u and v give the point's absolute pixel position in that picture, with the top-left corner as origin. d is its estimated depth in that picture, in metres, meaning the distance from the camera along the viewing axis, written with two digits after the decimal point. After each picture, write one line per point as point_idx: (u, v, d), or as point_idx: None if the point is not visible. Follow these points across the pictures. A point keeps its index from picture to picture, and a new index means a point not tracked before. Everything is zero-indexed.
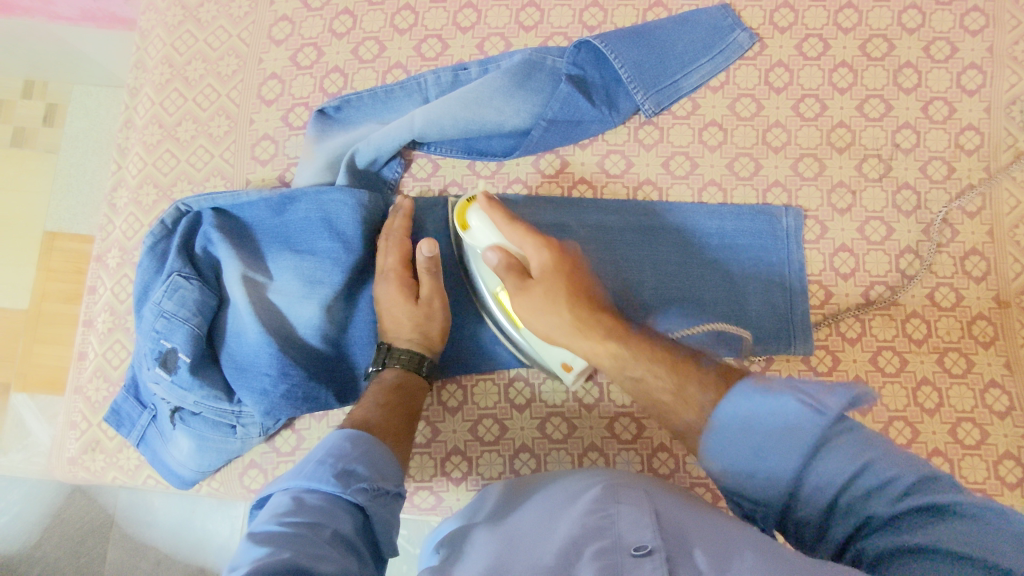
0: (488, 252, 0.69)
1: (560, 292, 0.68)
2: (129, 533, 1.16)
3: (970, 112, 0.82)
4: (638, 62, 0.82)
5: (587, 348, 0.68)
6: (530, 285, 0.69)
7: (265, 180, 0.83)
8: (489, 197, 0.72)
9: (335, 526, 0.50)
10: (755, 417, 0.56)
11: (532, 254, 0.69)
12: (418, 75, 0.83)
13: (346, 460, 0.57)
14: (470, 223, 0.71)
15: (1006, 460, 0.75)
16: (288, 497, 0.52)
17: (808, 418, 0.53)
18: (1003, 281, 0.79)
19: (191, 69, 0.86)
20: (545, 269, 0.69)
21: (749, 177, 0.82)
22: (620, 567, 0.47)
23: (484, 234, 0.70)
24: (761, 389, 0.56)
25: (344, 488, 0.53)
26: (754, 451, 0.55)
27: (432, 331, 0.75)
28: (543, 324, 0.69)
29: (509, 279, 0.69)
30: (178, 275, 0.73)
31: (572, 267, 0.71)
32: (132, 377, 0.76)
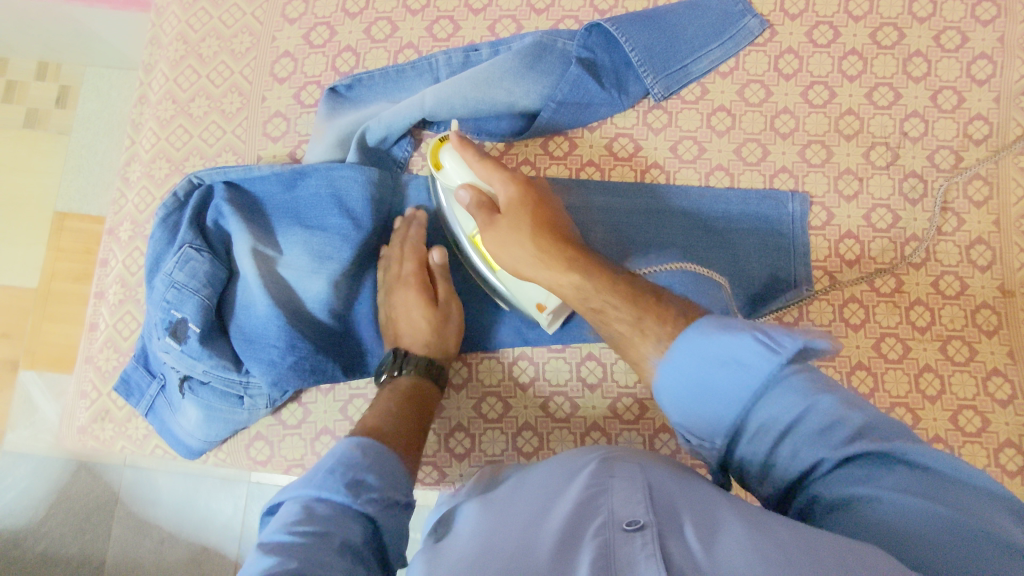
0: (460, 190, 0.71)
1: (524, 223, 0.67)
2: (133, 510, 1.18)
3: (979, 102, 0.83)
4: (649, 45, 0.82)
5: (553, 282, 0.67)
6: (496, 219, 0.69)
7: (276, 156, 0.84)
8: (461, 136, 0.73)
9: (344, 536, 0.49)
10: (705, 356, 0.53)
11: (500, 186, 0.70)
12: (430, 56, 0.84)
13: (356, 467, 0.54)
14: (444, 163, 0.73)
15: (1007, 448, 0.75)
16: (298, 507, 0.50)
17: (760, 353, 0.50)
18: (1008, 271, 0.80)
19: (205, 46, 0.87)
20: (511, 201, 0.69)
21: (756, 162, 0.83)
22: (611, 543, 0.47)
23: (457, 173, 0.72)
24: (715, 331, 0.54)
25: (355, 498, 0.51)
26: (694, 387, 0.54)
27: (449, 335, 0.75)
28: (511, 257, 0.68)
29: (478, 216, 0.70)
30: (189, 246, 0.73)
31: (539, 201, 0.70)
32: (142, 347, 0.77)
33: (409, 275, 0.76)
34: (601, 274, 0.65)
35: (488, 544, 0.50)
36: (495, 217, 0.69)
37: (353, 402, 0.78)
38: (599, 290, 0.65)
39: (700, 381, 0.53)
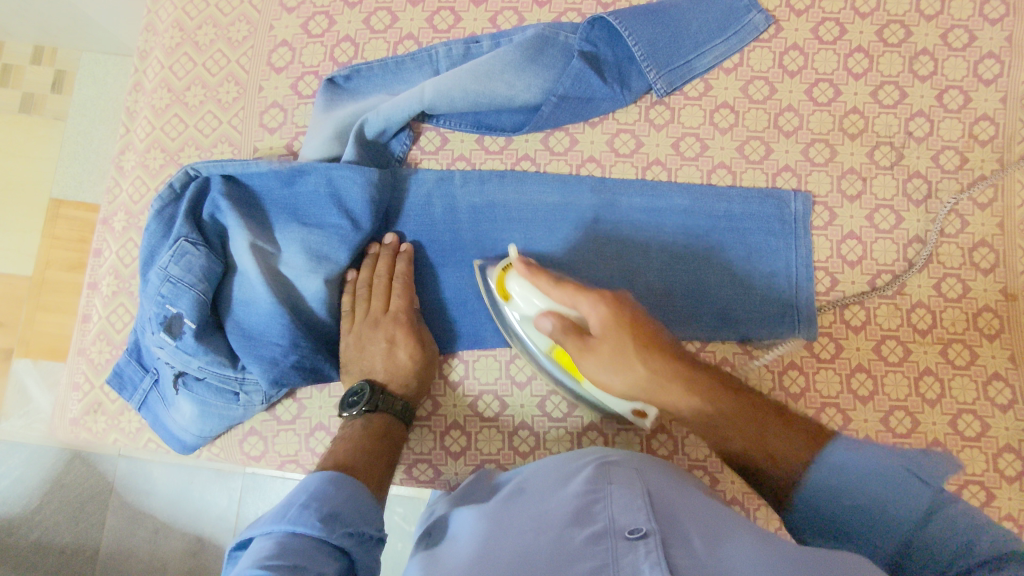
0: (540, 318, 0.68)
1: (625, 348, 0.65)
2: (128, 501, 1.17)
3: (985, 102, 0.81)
4: (652, 40, 0.81)
5: (671, 402, 0.66)
6: (593, 344, 0.66)
7: (273, 148, 0.83)
8: (528, 261, 0.70)
9: (318, 569, 0.48)
10: (855, 475, 0.59)
11: (586, 312, 0.66)
12: (430, 47, 0.83)
13: (329, 502, 0.54)
14: (511, 291, 0.72)
15: (1006, 453, 0.75)
16: (270, 543, 0.49)
17: (913, 481, 0.58)
18: (1012, 274, 0.79)
19: (201, 34, 0.86)
20: (603, 327, 0.65)
21: (759, 160, 0.82)
22: (613, 552, 0.47)
23: (535, 301, 0.70)
24: (856, 452, 0.61)
25: (330, 532, 0.51)
26: (847, 506, 0.59)
27: (423, 379, 0.75)
28: (614, 380, 0.66)
29: (569, 341, 0.67)
30: (185, 241, 0.72)
31: (632, 318, 0.66)
32: (136, 341, 0.76)
33: (399, 313, 0.74)
34: (719, 397, 0.64)
35: (491, 549, 0.50)
36: (587, 346, 0.66)
37: None
38: (724, 419, 0.64)
39: (854, 499, 0.59)
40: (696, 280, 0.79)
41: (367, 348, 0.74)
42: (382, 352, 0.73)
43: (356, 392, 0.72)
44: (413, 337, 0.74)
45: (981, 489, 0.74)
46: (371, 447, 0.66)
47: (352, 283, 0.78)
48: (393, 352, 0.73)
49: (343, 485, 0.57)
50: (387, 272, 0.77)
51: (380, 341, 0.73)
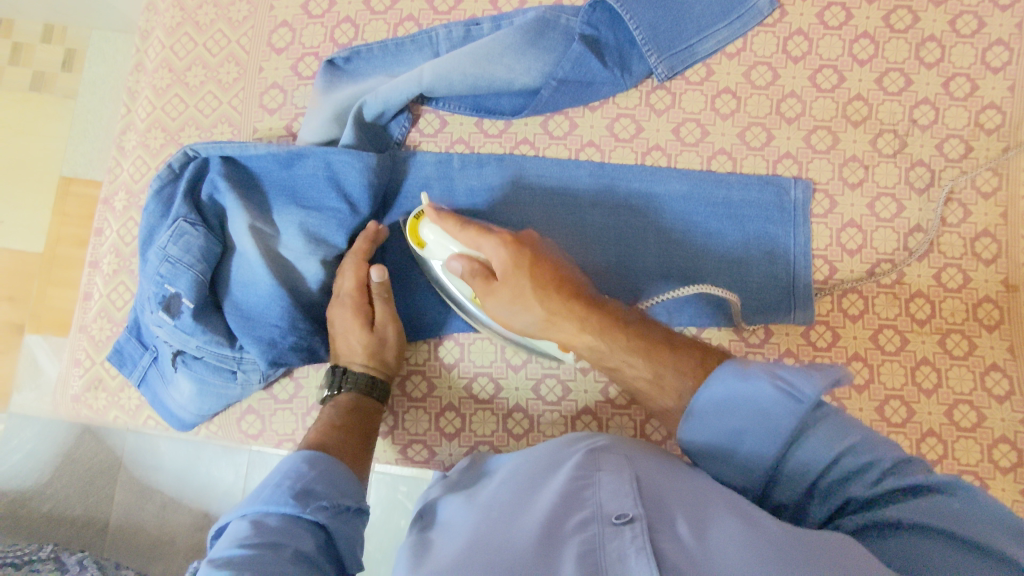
0: (450, 262, 0.69)
1: (525, 285, 0.66)
2: (136, 476, 1.19)
3: (992, 89, 0.80)
4: (653, 24, 0.80)
5: (575, 338, 0.67)
6: (495, 286, 0.67)
7: (272, 129, 0.83)
8: (434, 206, 0.72)
9: (295, 545, 0.51)
10: (727, 402, 0.56)
11: (489, 255, 0.68)
12: (430, 29, 0.82)
13: (302, 479, 0.57)
14: (425, 238, 0.73)
15: (1002, 444, 0.75)
16: (247, 522, 0.53)
17: (779, 395, 0.53)
18: (1014, 265, 0.78)
19: (202, 13, 0.86)
20: (504, 267, 0.67)
21: (760, 147, 0.81)
22: (600, 538, 0.48)
23: (443, 245, 0.71)
24: (733, 380, 0.56)
25: (304, 508, 0.54)
26: (724, 435, 0.56)
27: (388, 357, 0.75)
28: (525, 316, 0.68)
29: (475, 284, 0.68)
30: (184, 221, 0.73)
31: (534, 256, 0.67)
32: (135, 319, 0.77)
33: (345, 296, 0.75)
34: (616, 330, 0.65)
35: (479, 536, 0.51)
36: (494, 287, 0.68)
37: None
38: (617, 349, 0.65)
39: (733, 430, 0.56)
40: (692, 267, 0.79)
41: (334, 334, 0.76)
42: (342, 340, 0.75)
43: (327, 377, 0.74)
44: (361, 320, 0.74)
45: (975, 480, 0.74)
46: (344, 423, 0.68)
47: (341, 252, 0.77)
48: (349, 339, 0.74)
49: (313, 462, 0.60)
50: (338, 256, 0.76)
51: (339, 323, 0.75)
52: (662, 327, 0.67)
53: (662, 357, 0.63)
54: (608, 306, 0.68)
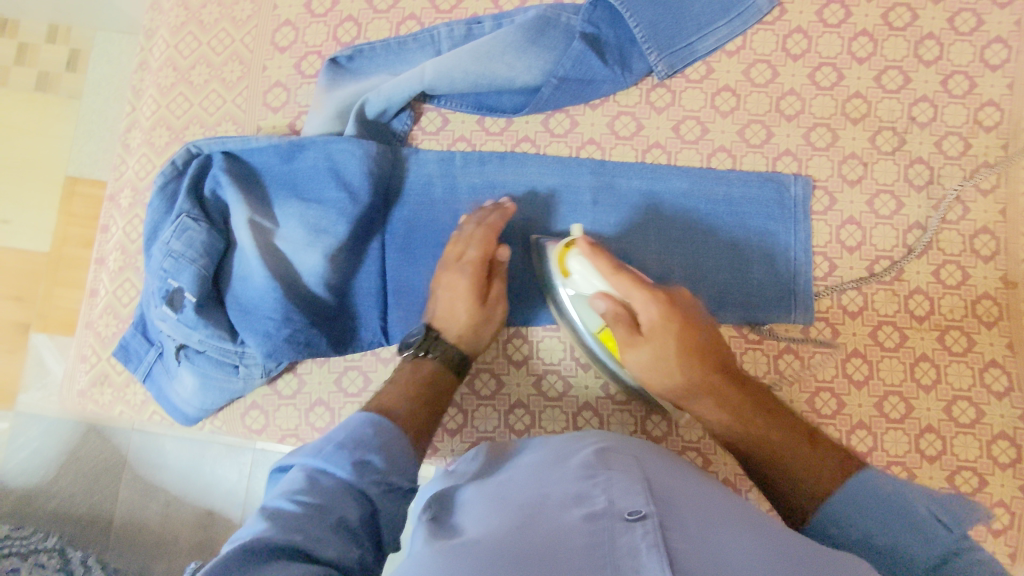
0: (594, 301, 0.68)
1: (670, 347, 0.67)
2: (140, 474, 1.20)
3: (991, 87, 0.81)
4: (653, 22, 0.81)
5: (706, 413, 0.67)
6: (639, 340, 0.67)
7: (275, 127, 0.84)
8: (589, 242, 0.70)
9: (340, 514, 0.49)
10: (872, 501, 0.57)
11: (640, 308, 0.67)
12: (432, 28, 0.83)
13: (363, 443, 0.54)
14: (571, 269, 0.70)
15: (1000, 440, 0.75)
16: (302, 476, 0.52)
17: (935, 521, 0.55)
18: (1013, 262, 0.78)
19: (206, 13, 0.86)
20: (655, 327, 0.67)
21: (759, 144, 0.82)
22: (610, 530, 0.47)
23: (587, 281, 0.69)
24: (879, 489, 0.58)
25: (357, 477, 0.52)
26: (854, 528, 0.57)
27: (484, 336, 0.75)
28: (660, 380, 0.68)
29: (616, 330, 0.68)
30: (187, 216, 0.74)
31: (684, 319, 0.67)
32: (141, 315, 0.78)
33: (467, 262, 0.74)
34: (752, 412, 0.65)
35: (493, 526, 0.50)
36: (636, 339, 0.67)
37: (348, 374, 0.79)
38: (752, 430, 0.65)
39: (872, 529, 0.56)
40: (692, 263, 0.79)
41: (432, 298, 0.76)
42: (445, 302, 0.74)
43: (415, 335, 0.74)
44: (475, 293, 0.73)
45: (973, 475, 0.75)
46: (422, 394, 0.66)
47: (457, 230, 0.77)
48: (454, 302, 0.74)
49: (383, 427, 0.56)
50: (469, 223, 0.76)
51: (446, 290, 0.75)
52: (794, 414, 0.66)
53: (792, 449, 0.63)
54: (740, 379, 0.68)
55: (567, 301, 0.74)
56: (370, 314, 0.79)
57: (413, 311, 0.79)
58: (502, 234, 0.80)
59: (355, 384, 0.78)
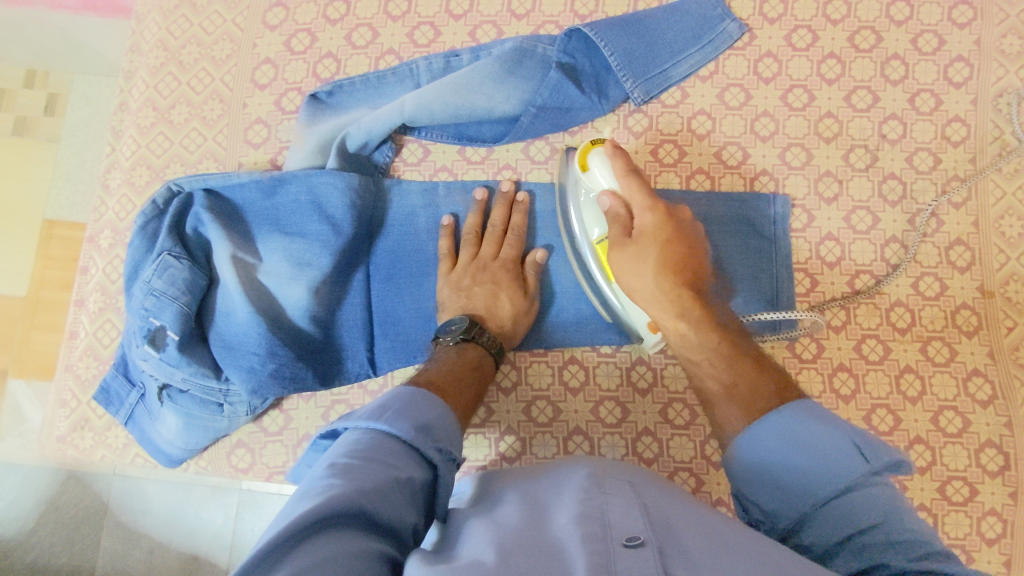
0: (601, 198, 0.72)
1: (650, 253, 0.69)
2: (122, 521, 1.17)
3: (956, 104, 0.83)
4: (628, 50, 0.82)
5: (660, 318, 0.69)
6: (629, 242, 0.70)
7: (257, 163, 0.84)
8: (615, 144, 0.73)
9: (409, 473, 0.51)
10: (795, 432, 0.56)
11: (639, 211, 0.70)
12: (410, 61, 0.84)
13: (420, 415, 0.55)
14: (590, 165, 0.74)
15: (988, 448, 0.76)
16: (364, 435, 0.52)
17: (853, 453, 0.53)
18: (988, 272, 0.80)
19: (186, 53, 0.87)
20: (645, 231, 0.70)
21: (736, 165, 0.83)
22: (609, 554, 0.47)
23: (602, 179, 0.73)
24: (805, 421, 0.56)
25: (422, 443, 0.53)
26: (775, 452, 0.56)
27: (521, 327, 0.77)
28: (628, 282, 0.70)
29: (613, 229, 0.71)
30: (169, 254, 0.73)
31: (675, 238, 0.70)
32: (122, 356, 0.77)
33: (506, 260, 0.79)
34: (710, 328, 0.67)
35: (493, 547, 0.49)
36: (625, 240, 0.71)
37: (335, 408, 0.78)
38: (707, 346, 0.67)
39: (793, 456, 0.55)
40: None
41: (468, 289, 0.77)
42: (486, 292, 0.76)
43: (457, 322, 0.74)
44: (516, 284, 0.78)
45: (964, 485, 0.75)
46: (467, 376, 0.68)
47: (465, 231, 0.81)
48: (498, 293, 0.77)
49: (434, 402, 0.58)
50: (502, 223, 0.80)
51: (485, 282, 0.77)
52: (760, 349, 0.67)
53: (742, 376, 0.64)
54: (711, 305, 0.69)
55: (573, 201, 0.78)
56: (357, 346, 0.78)
57: (401, 341, 0.79)
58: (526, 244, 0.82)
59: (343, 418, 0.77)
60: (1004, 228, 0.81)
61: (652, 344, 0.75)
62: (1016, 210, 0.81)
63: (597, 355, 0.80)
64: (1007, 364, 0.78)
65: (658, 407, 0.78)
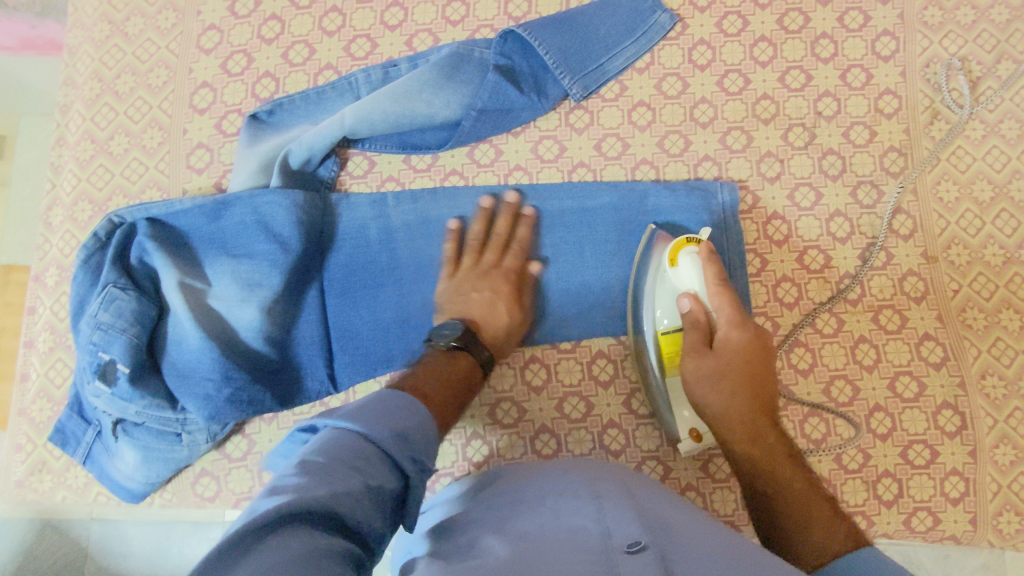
0: (684, 298, 0.73)
1: (730, 367, 0.70)
2: (105, 566, 1.14)
3: (886, 77, 0.85)
4: (563, 48, 0.83)
5: (726, 432, 0.70)
6: (708, 351, 0.71)
7: (201, 188, 0.83)
8: (710, 250, 0.74)
9: (380, 482, 0.47)
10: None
11: (724, 323, 0.72)
12: (349, 75, 0.84)
13: (401, 418, 0.52)
14: (679, 264, 0.74)
15: (944, 410, 0.78)
16: (337, 436, 0.49)
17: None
18: (930, 238, 0.82)
19: (121, 83, 0.86)
20: (727, 342, 0.71)
21: (679, 153, 0.84)
22: (610, 561, 0.47)
23: (689, 280, 0.74)
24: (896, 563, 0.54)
25: (397, 453, 0.49)
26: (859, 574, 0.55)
27: (514, 338, 0.76)
28: (699, 388, 0.71)
29: (693, 333, 0.72)
30: (114, 287, 0.72)
31: (755, 357, 0.71)
32: (75, 394, 0.75)
33: (506, 270, 0.78)
34: (781, 453, 0.67)
35: (498, 554, 0.49)
36: (705, 348, 0.72)
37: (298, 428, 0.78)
38: (779, 466, 0.66)
39: None
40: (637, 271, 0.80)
41: (467, 295, 0.76)
42: (485, 299, 0.75)
43: (450, 327, 0.72)
44: (513, 295, 0.77)
45: (925, 447, 0.77)
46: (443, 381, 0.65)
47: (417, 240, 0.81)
48: (496, 303, 0.76)
49: (415, 408, 0.54)
50: (481, 231, 0.80)
51: (484, 290, 0.76)
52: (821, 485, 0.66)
53: (816, 502, 0.62)
54: (779, 430, 0.70)
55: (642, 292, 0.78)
56: (316, 362, 0.78)
57: (360, 355, 0.79)
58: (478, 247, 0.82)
59: None
60: (941, 193, 0.83)
61: (686, 449, 0.75)
62: (951, 175, 0.83)
63: (558, 352, 0.80)
64: (956, 326, 0.80)
65: (622, 398, 0.79)
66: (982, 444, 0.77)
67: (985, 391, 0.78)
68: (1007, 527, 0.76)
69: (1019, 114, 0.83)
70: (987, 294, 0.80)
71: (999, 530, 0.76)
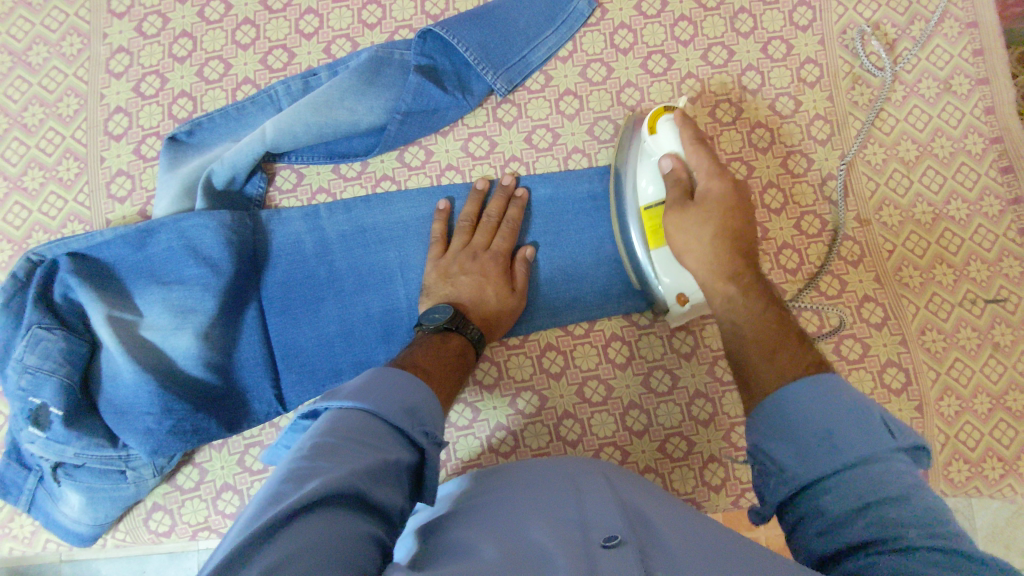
0: (663, 161, 0.70)
1: (711, 219, 0.66)
2: None
3: (807, 46, 0.86)
4: (483, 42, 0.82)
5: (707, 280, 0.66)
6: (690, 205, 0.67)
7: (126, 217, 0.81)
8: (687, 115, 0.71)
9: (400, 456, 0.53)
10: (818, 404, 0.52)
11: (705, 179, 0.68)
12: (268, 88, 0.82)
13: (404, 398, 0.57)
14: (658, 128, 0.71)
15: (889, 367, 0.80)
16: (349, 414, 0.54)
17: (881, 428, 0.50)
18: (861, 202, 0.83)
19: (29, 115, 0.83)
20: (709, 195, 0.67)
21: (609, 139, 0.84)
22: (590, 556, 0.47)
23: (667, 144, 0.70)
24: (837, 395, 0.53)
25: (410, 427, 0.55)
26: (865, 428, 0.50)
27: (503, 320, 0.76)
28: (682, 245, 0.67)
29: (674, 192, 0.68)
30: (39, 327, 0.70)
31: (736, 208, 0.68)
32: (10, 442, 0.73)
33: (496, 253, 0.77)
34: (760, 296, 0.64)
35: (482, 548, 0.48)
36: (686, 203, 0.68)
37: (250, 452, 0.78)
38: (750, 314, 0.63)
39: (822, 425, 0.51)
40: (575, 266, 0.80)
41: (455, 277, 0.76)
42: (474, 282, 0.75)
43: (439, 310, 0.72)
44: (502, 276, 0.76)
45: None
46: (433, 370, 0.66)
47: (355, 251, 0.79)
48: (484, 285, 0.75)
49: (419, 386, 0.59)
50: (468, 220, 0.80)
51: (474, 272, 0.76)
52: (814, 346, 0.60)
53: (780, 349, 0.59)
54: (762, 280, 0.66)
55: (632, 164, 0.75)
56: (262, 384, 0.76)
57: (307, 371, 0.77)
58: (416, 250, 0.80)
59: (258, 461, 0.77)
60: (868, 157, 0.84)
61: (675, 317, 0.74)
62: (876, 138, 0.84)
63: (507, 349, 0.80)
64: (894, 285, 0.81)
65: (574, 388, 0.79)
66: (926, 399, 0.79)
67: (927, 346, 0.80)
68: (957, 476, 0.78)
69: (937, 72, 0.85)
70: (921, 251, 0.82)
71: (950, 479, 0.78)
